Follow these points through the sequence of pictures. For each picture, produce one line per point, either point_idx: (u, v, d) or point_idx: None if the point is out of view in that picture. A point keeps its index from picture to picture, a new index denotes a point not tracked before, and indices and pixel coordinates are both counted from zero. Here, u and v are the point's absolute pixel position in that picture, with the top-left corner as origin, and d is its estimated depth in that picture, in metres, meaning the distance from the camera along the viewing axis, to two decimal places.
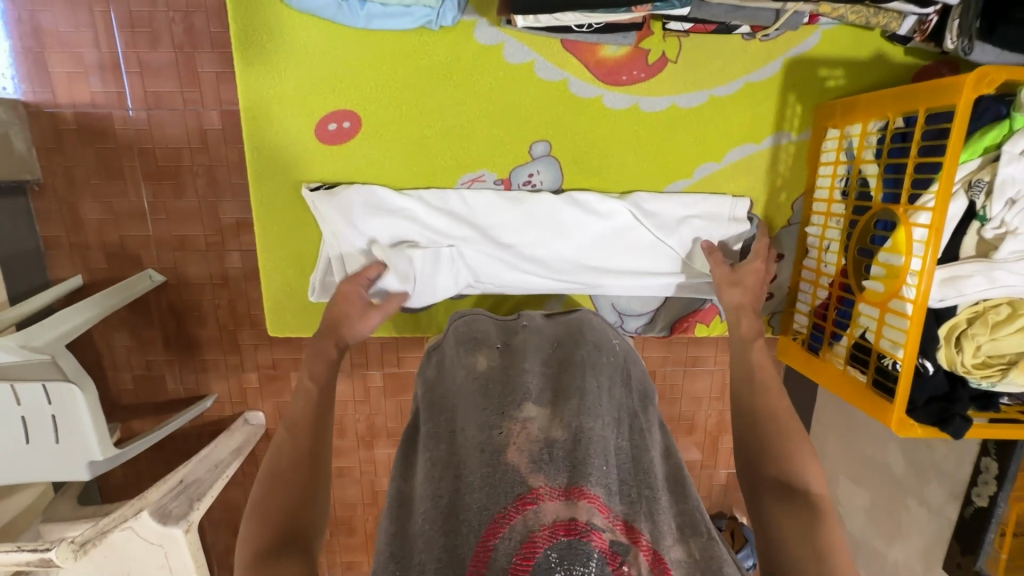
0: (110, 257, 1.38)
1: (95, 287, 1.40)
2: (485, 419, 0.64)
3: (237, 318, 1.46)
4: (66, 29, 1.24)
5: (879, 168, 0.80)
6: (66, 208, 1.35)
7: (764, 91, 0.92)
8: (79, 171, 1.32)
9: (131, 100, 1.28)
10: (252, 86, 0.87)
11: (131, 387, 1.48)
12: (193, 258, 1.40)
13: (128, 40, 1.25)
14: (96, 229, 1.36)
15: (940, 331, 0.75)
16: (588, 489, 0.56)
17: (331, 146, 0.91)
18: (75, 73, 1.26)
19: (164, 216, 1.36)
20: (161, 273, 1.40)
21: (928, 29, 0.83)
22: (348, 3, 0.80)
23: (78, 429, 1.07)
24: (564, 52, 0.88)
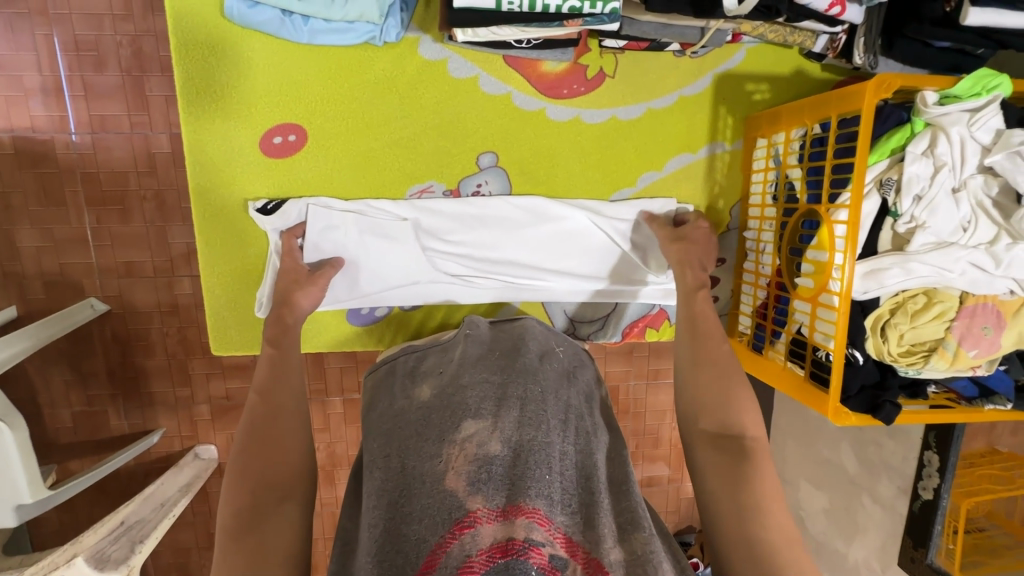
0: (49, 286, 1.32)
1: (31, 319, 1.33)
2: (426, 444, 0.63)
3: (188, 346, 1.40)
4: (4, 51, 1.20)
5: (802, 172, 0.86)
6: (1, 236, 1.28)
7: (697, 104, 0.97)
8: (16, 197, 1.27)
9: (75, 124, 1.25)
10: (194, 99, 0.87)
11: (69, 425, 1.39)
12: (139, 285, 1.34)
13: (71, 63, 1.22)
14: (34, 257, 1.30)
15: (866, 322, 0.79)
16: (526, 505, 0.55)
17: (277, 159, 0.91)
18: (13, 97, 1.22)
19: (108, 242, 1.31)
20: (104, 302, 1.34)
21: (839, 47, 0.90)
22: (291, 19, 0.81)
23: (7, 469, 1.02)
24: (506, 67, 0.91)
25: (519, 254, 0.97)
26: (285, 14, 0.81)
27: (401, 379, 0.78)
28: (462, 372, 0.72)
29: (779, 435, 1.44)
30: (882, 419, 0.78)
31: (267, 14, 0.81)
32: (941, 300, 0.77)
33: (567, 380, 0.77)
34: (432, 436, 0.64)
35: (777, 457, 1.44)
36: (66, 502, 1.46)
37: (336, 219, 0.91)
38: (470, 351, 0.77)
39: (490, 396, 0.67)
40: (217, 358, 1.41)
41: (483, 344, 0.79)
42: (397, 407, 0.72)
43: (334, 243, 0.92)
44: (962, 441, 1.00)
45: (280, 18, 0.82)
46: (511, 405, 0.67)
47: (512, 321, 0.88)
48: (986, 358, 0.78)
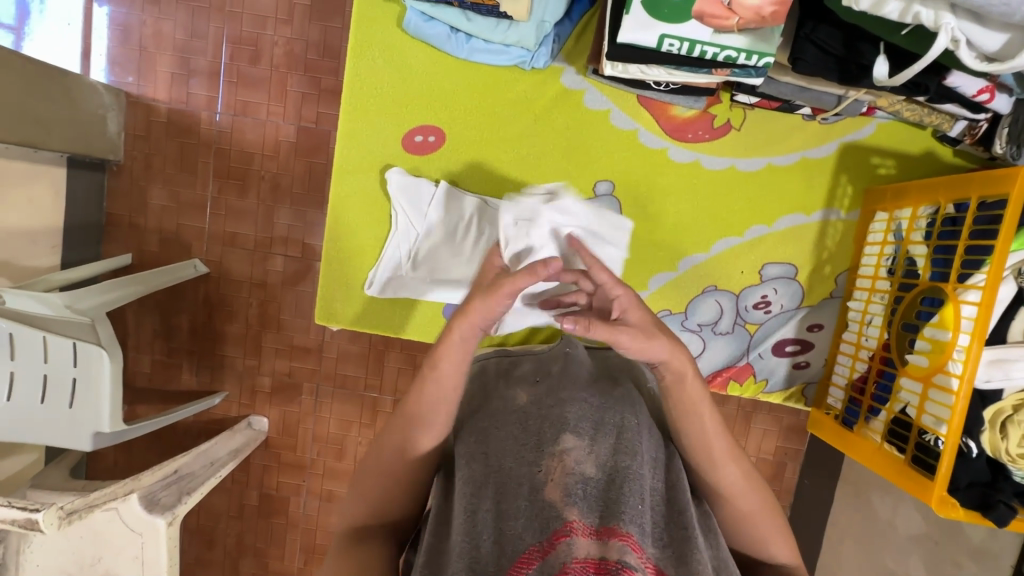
0: (163, 241, 1.46)
1: (141, 268, 1.47)
2: (523, 449, 0.65)
3: (266, 320, 1.49)
4: (182, 36, 1.39)
5: (927, 249, 0.85)
6: (136, 190, 1.45)
7: (819, 168, 0.98)
8: (156, 159, 1.44)
9: (222, 105, 1.41)
10: (355, 91, 0.97)
11: (147, 370, 1.51)
12: (239, 255, 1.46)
13: (233, 54, 1.39)
14: (157, 214, 1.45)
15: (984, 413, 0.75)
16: (620, 528, 0.55)
17: (414, 156, 0.99)
18: (178, 74, 1.40)
19: (222, 212, 1.45)
20: (206, 265, 1.46)
21: (977, 134, 0.90)
22: (456, 36, 0.90)
23: (97, 396, 1.03)
24: (638, 106, 0.97)
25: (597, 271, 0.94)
26: (453, 31, 0.90)
27: (494, 380, 0.81)
28: (561, 387, 0.73)
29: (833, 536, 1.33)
30: (992, 521, 0.72)
31: (438, 29, 0.90)
32: None
33: (658, 417, 0.76)
34: (531, 443, 0.65)
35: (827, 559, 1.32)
36: (125, 444, 1.55)
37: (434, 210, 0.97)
38: (568, 369, 0.79)
39: (590, 417, 0.67)
40: (287, 336, 1.49)
41: (582, 367, 0.80)
42: (492, 406, 0.74)
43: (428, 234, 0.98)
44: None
45: (447, 34, 0.91)
46: (607, 430, 0.67)
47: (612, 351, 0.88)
48: None
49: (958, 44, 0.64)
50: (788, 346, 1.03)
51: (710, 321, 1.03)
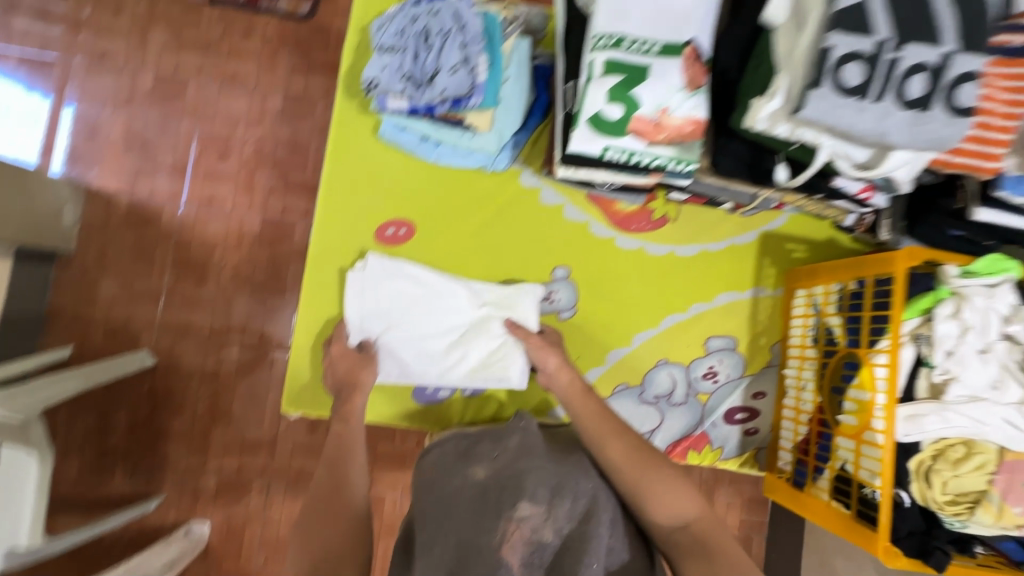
0: (111, 333, 1.42)
1: (83, 361, 1.41)
2: (483, 519, 0.72)
3: (216, 412, 1.44)
4: (151, 135, 1.46)
5: (841, 320, 0.97)
6: (85, 281, 1.43)
7: (744, 253, 1.13)
8: (111, 250, 1.44)
9: (187, 198, 1.46)
10: (330, 189, 1.06)
11: (75, 474, 1.39)
12: (191, 345, 1.44)
13: (201, 151, 1.47)
14: (106, 305, 1.43)
15: (909, 465, 0.83)
16: None
17: (385, 246, 1.07)
18: (143, 169, 1.45)
19: (177, 301, 1.44)
20: (155, 356, 1.42)
21: (866, 223, 1.08)
22: (426, 144, 1.02)
23: (16, 507, 0.92)
24: (587, 202, 1.10)
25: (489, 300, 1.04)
26: (423, 139, 1.02)
27: (455, 461, 0.81)
28: (520, 458, 0.78)
29: None
30: (934, 567, 0.79)
31: (410, 137, 1.02)
32: (979, 452, 0.82)
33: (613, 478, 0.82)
34: (492, 512, 0.72)
35: None
36: (37, 563, 1.37)
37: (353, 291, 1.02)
38: (525, 442, 0.81)
39: (548, 484, 0.73)
40: (239, 428, 1.44)
41: (537, 441, 0.81)
42: (452, 483, 0.78)
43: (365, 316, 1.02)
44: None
45: (418, 141, 1.03)
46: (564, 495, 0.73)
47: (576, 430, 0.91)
48: None
49: (837, 158, 0.81)
50: (737, 414, 1.12)
51: (665, 392, 1.10)
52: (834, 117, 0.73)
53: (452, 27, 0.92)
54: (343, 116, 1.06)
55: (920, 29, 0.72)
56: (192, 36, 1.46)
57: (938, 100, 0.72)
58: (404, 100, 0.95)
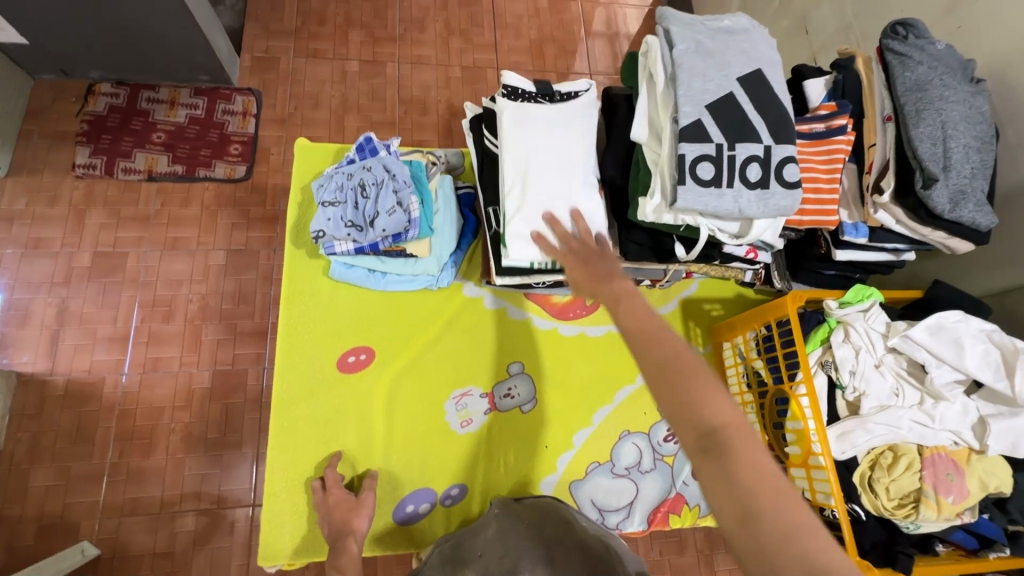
0: (45, 528, 1.32)
1: (11, 569, 1.28)
2: None
3: None
4: (89, 309, 1.48)
5: (763, 361, 1.11)
6: (15, 476, 1.34)
7: (670, 320, 1.29)
8: (46, 436, 1.38)
9: (129, 365, 1.45)
10: (289, 329, 1.12)
11: None
12: (140, 523, 1.35)
13: (144, 315, 1.49)
14: (40, 497, 1.33)
15: (854, 480, 0.93)
16: None
17: (347, 374, 1.12)
18: (83, 345, 1.45)
19: (123, 476, 1.38)
20: (97, 544, 1.32)
21: (761, 277, 1.25)
22: (374, 275, 1.14)
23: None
24: (526, 300, 1.23)
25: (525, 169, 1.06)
26: (370, 271, 1.14)
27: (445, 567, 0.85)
28: (505, 544, 0.85)
29: None
30: (902, 571, 0.87)
31: (358, 272, 1.13)
32: (904, 453, 0.92)
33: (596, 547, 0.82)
34: None
35: None
36: None
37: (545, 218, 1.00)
38: (503, 529, 0.89)
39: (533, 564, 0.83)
40: None
41: (514, 522, 0.89)
42: None
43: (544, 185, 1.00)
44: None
45: (367, 274, 1.14)
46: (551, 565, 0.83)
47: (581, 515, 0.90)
48: (965, 504, 0.89)
49: (714, 231, 0.99)
50: None
51: (634, 462, 1.16)
52: (701, 204, 0.92)
53: (384, 178, 1.07)
54: (294, 262, 1.16)
55: (746, 131, 0.94)
56: (130, 212, 1.55)
57: (772, 180, 0.93)
58: (350, 243, 1.08)
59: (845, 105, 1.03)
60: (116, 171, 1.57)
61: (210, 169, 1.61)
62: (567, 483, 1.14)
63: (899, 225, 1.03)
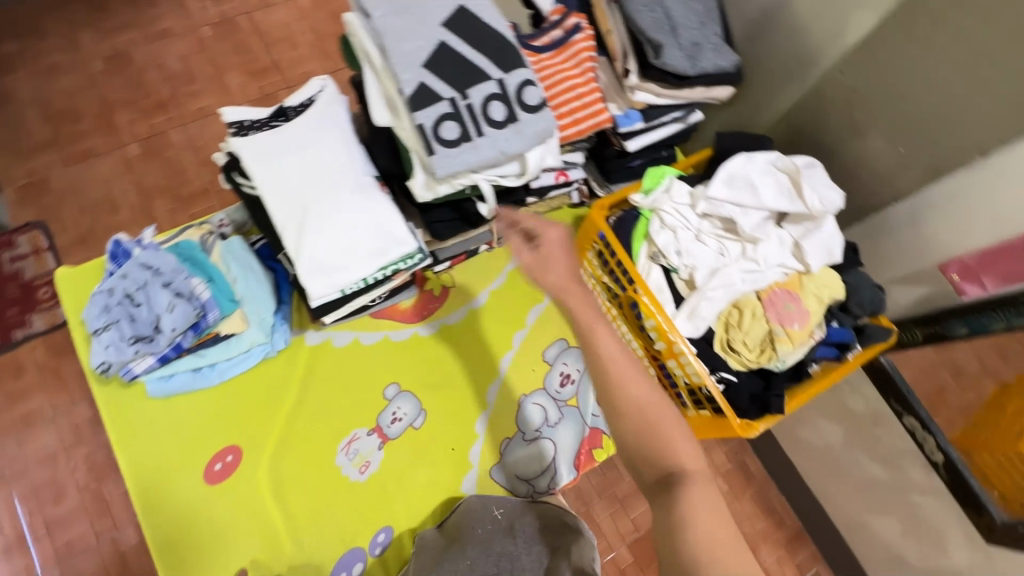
0: None
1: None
2: None
3: None
4: None
5: (607, 275, 1.11)
6: None
7: (523, 271, 1.26)
8: None
9: (42, 563, 1.30)
10: (137, 469, 1.02)
11: None
12: None
13: (32, 507, 1.33)
14: None
15: (715, 348, 0.97)
16: None
17: (218, 483, 1.03)
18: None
19: None
20: None
21: (586, 193, 1.24)
22: (201, 372, 1.05)
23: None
24: (376, 320, 1.17)
25: (290, 209, 0.95)
26: (195, 371, 1.05)
27: None
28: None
29: (818, 486, 1.50)
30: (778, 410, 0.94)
31: (181, 378, 1.04)
32: (747, 304, 0.95)
33: (508, 534, 0.95)
34: None
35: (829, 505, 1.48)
36: None
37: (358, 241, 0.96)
38: (422, 562, 0.95)
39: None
40: None
41: (426, 553, 0.96)
42: None
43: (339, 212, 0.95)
44: (918, 397, 1.13)
45: (192, 375, 1.05)
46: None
47: (483, 515, 1.00)
48: (809, 324, 0.94)
49: (497, 181, 0.96)
50: None
51: (542, 420, 1.16)
52: (464, 163, 0.88)
53: (146, 278, 0.97)
54: (114, 398, 1.04)
55: (472, 74, 0.89)
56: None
57: (517, 111, 0.90)
58: (149, 357, 0.99)
59: (569, 5, 1.02)
60: None
61: (27, 326, 1.43)
62: (488, 472, 1.12)
63: (662, 98, 1.03)
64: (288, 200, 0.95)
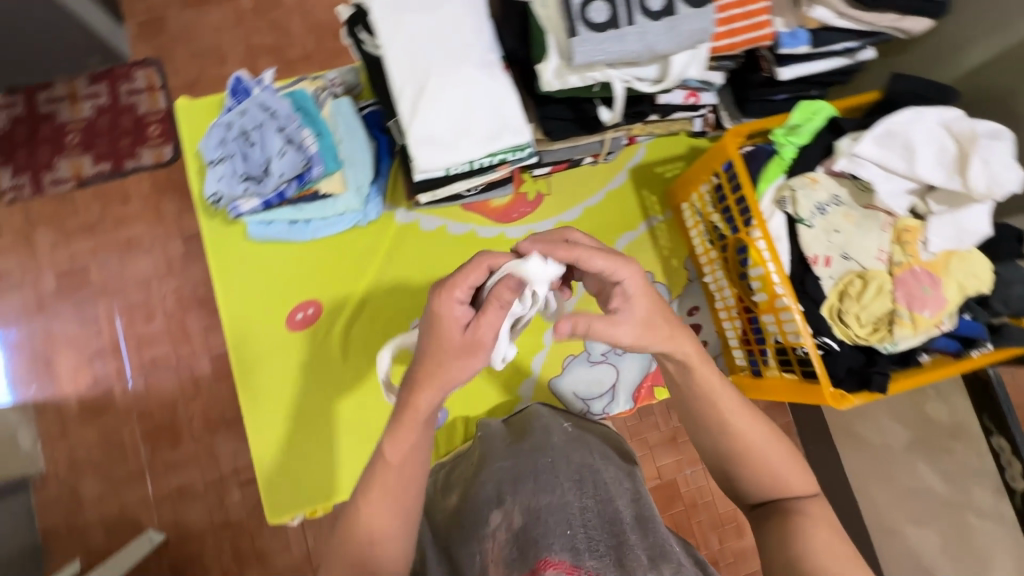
0: (110, 528, 1.39)
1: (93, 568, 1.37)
2: (466, 547, 0.70)
3: (243, 556, 1.40)
4: (74, 328, 1.46)
5: (720, 214, 1.03)
6: (67, 491, 1.40)
7: (623, 194, 1.19)
8: (79, 451, 1.42)
9: (131, 371, 1.45)
10: (230, 302, 1.09)
11: None
12: (194, 504, 1.41)
13: (127, 322, 1.47)
14: (96, 504, 1.40)
15: (823, 314, 0.88)
16: (550, 558, 0.58)
17: (299, 331, 1.10)
18: (80, 363, 1.45)
19: (161, 469, 1.42)
20: (161, 531, 1.39)
21: (712, 122, 1.14)
22: (297, 226, 1.08)
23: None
24: (465, 212, 1.15)
25: (411, 76, 0.91)
26: (292, 223, 1.08)
27: (435, 499, 0.87)
28: (481, 472, 0.80)
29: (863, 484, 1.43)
30: (880, 392, 0.83)
31: (279, 227, 1.07)
32: (875, 276, 0.86)
33: (575, 444, 0.83)
34: (470, 540, 0.70)
35: (872, 507, 1.41)
36: None
37: (472, 120, 0.91)
38: (485, 450, 0.87)
39: (504, 481, 0.74)
40: (272, 562, 1.39)
41: (491, 442, 0.88)
42: (438, 523, 0.80)
43: (460, 89, 0.91)
44: None
45: (289, 226, 1.08)
46: (526, 480, 0.73)
47: (549, 424, 0.89)
48: (943, 314, 0.84)
49: (630, 82, 0.88)
50: None
51: (610, 346, 1.14)
52: (603, 53, 0.80)
53: (264, 119, 0.99)
54: (215, 234, 1.10)
55: None
56: (76, 223, 1.49)
57: (677, 4, 0.80)
58: (255, 198, 1.02)
59: None
60: (44, 185, 1.49)
61: (137, 158, 1.51)
62: (547, 382, 1.14)
63: (841, 19, 0.90)
64: (411, 65, 0.91)
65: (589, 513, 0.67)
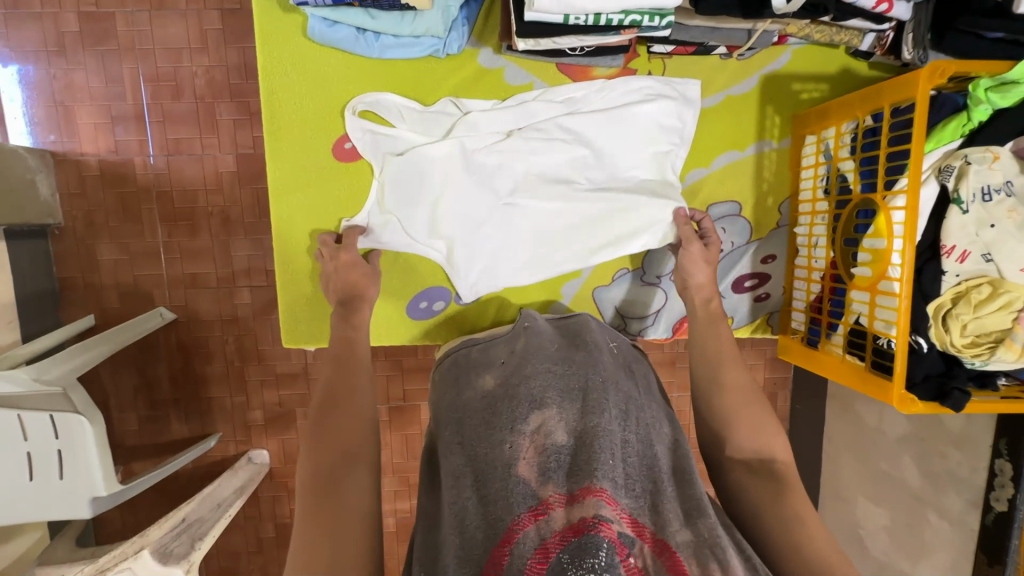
0: (123, 296, 1.41)
1: (106, 326, 1.41)
2: (493, 432, 0.67)
3: (244, 353, 1.44)
4: (97, 83, 1.32)
5: (855, 163, 0.87)
6: (83, 250, 1.38)
7: (743, 104, 1.00)
8: (98, 214, 1.37)
9: (154, 147, 1.35)
10: (275, 108, 0.96)
11: (135, 428, 1.44)
12: (205, 295, 1.41)
13: (152, 92, 1.33)
14: (111, 269, 1.39)
15: (927, 310, 0.79)
16: (593, 486, 0.58)
17: (344, 163, 0.98)
18: (100, 123, 1.34)
19: (177, 255, 1.40)
20: (172, 311, 1.41)
21: (887, 44, 0.91)
22: (364, 36, 0.89)
23: (84, 461, 1.00)
24: (559, 74, 0.97)
25: None
26: (359, 31, 0.89)
27: (465, 371, 0.83)
28: (526, 363, 0.76)
29: (834, 454, 1.42)
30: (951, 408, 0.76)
31: (344, 32, 0.89)
32: (1008, 290, 0.75)
33: (625, 372, 0.80)
34: (501, 425, 0.67)
35: (833, 477, 1.41)
36: (129, 505, 1.47)
37: None
38: (531, 342, 0.82)
39: (552, 385, 0.71)
40: (271, 365, 1.45)
41: (543, 338, 0.82)
42: (464, 397, 0.77)
43: None
44: None
45: (355, 35, 0.90)
46: (574, 394, 0.70)
47: (599, 340, 0.84)
48: None
49: None
50: (746, 282, 1.07)
51: (666, 270, 1.06)
52: None
53: None
54: (268, 23, 0.92)
55: None
56: None
57: None
58: None
59: None
60: None
61: None
62: (590, 291, 1.07)
63: None
64: None
65: (630, 449, 0.66)
